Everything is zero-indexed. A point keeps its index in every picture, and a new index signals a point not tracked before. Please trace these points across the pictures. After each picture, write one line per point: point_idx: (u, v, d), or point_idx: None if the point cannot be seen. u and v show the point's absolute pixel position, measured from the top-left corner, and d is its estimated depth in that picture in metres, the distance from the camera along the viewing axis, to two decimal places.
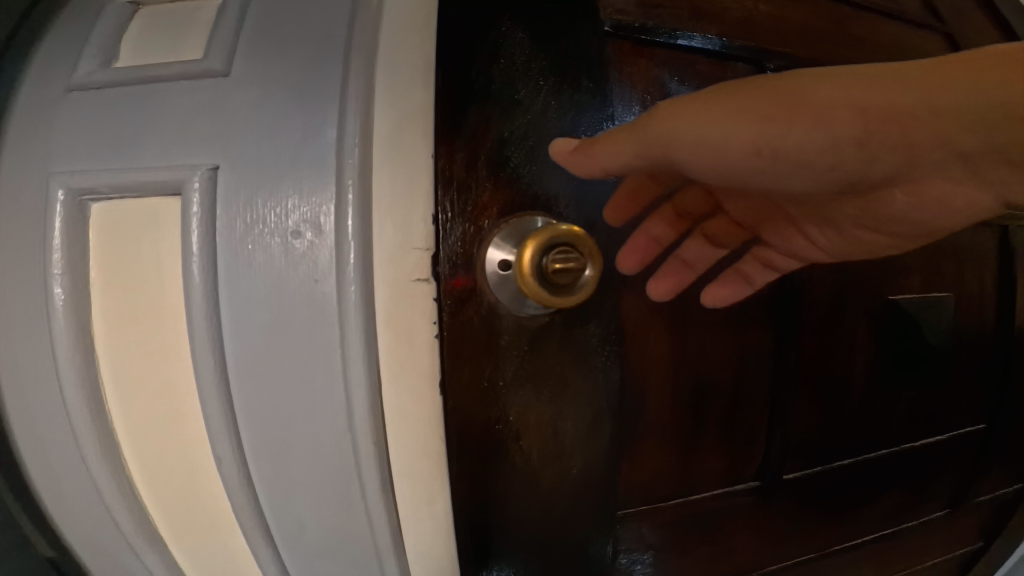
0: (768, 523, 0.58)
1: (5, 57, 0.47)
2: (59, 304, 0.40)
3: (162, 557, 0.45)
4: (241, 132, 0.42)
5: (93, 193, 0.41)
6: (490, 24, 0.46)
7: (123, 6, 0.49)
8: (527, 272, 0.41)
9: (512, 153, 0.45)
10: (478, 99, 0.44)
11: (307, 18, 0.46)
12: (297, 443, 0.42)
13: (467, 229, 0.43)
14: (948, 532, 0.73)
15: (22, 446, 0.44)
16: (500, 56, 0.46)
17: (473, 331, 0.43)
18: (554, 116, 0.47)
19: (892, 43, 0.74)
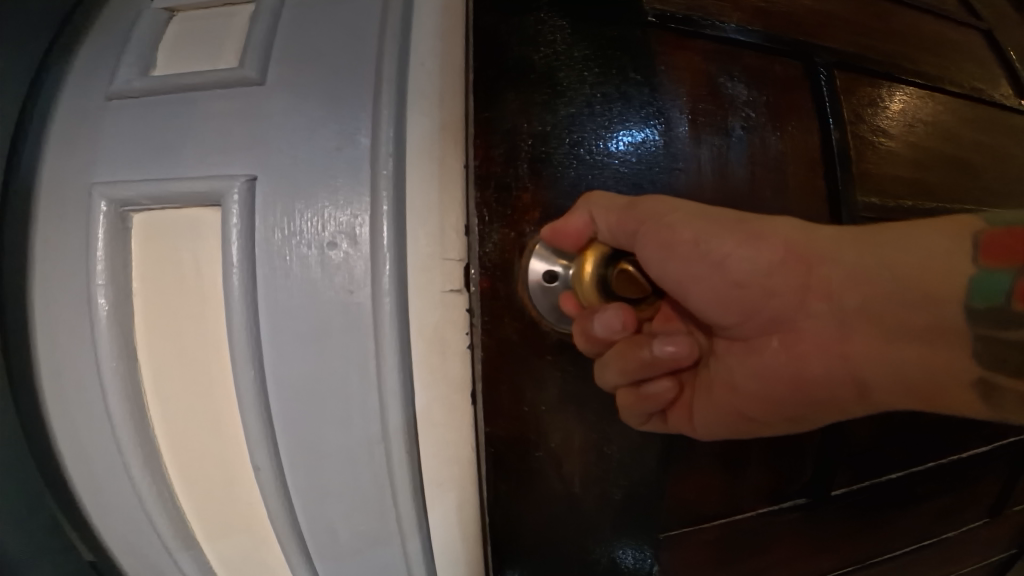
0: (812, 538, 0.57)
1: (46, 68, 0.48)
2: (101, 313, 0.41)
3: (196, 558, 0.46)
4: (277, 142, 0.43)
5: (133, 204, 0.42)
6: (529, 13, 0.48)
7: (159, 13, 0.51)
8: (589, 255, 0.44)
9: (555, 147, 0.45)
10: (516, 88, 0.45)
11: (340, 23, 0.47)
12: (332, 450, 0.42)
13: (501, 243, 0.42)
14: (988, 542, 0.73)
15: (63, 450, 0.45)
16: (540, 44, 0.47)
17: (510, 344, 0.42)
18: (598, 107, 0.47)
19: (936, 39, 0.73)
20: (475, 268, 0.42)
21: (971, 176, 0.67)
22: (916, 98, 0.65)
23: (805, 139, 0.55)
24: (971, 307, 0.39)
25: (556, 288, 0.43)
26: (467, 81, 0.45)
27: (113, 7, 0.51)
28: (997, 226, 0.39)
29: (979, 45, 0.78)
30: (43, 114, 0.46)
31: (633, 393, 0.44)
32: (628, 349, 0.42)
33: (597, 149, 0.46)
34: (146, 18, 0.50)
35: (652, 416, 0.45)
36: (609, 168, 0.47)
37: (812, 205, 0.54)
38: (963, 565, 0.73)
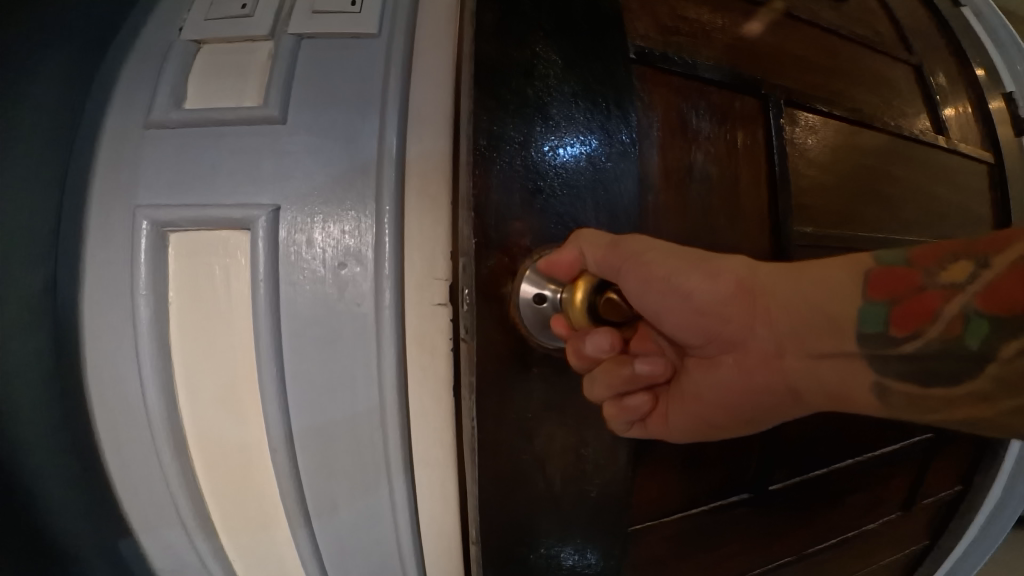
0: (755, 527, 0.69)
1: (91, 96, 0.55)
2: (143, 317, 0.48)
3: (213, 543, 0.54)
4: (295, 175, 0.51)
5: (172, 225, 0.49)
6: (526, 50, 0.54)
7: (188, 44, 0.58)
8: (579, 284, 0.48)
9: (546, 179, 0.52)
10: (514, 121, 0.52)
11: (351, 72, 0.55)
12: (339, 437, 0.51)
13: (491, 270, 0.49)
14: (899, 531, 0.88)
15: (98, 431, 0.52)
16: (535, 80, 0.54)
17: (499, 350, 0.50)
18: (583, 140, 0.54)
19: (873, 70, 0.87)
20: (467, 289, 0.49)
21: (880, 214, 0.81)
22: (845, 143, 0.77)
23: (748, 178, 0.66)
24: (862, 335, 0.45)
25: (546, 309, 0.50)
26: (474, 105, 0.51)
27: (144, 40, 0.58)
28: (882, 265, 0.44)
29: (910, 75, 0.93)
30: (88, 139, 0.54)
31: (616, 406, 0.53)
32: (612, 368, 0.50)
33: (581, 176, 0.54)
34: (177, 49, 0.57)
35: (634, 423, 0.55)
36: (591, 198, 0.54)
37: (750, 235, 0.66)
38: (879, 552, 0.87)
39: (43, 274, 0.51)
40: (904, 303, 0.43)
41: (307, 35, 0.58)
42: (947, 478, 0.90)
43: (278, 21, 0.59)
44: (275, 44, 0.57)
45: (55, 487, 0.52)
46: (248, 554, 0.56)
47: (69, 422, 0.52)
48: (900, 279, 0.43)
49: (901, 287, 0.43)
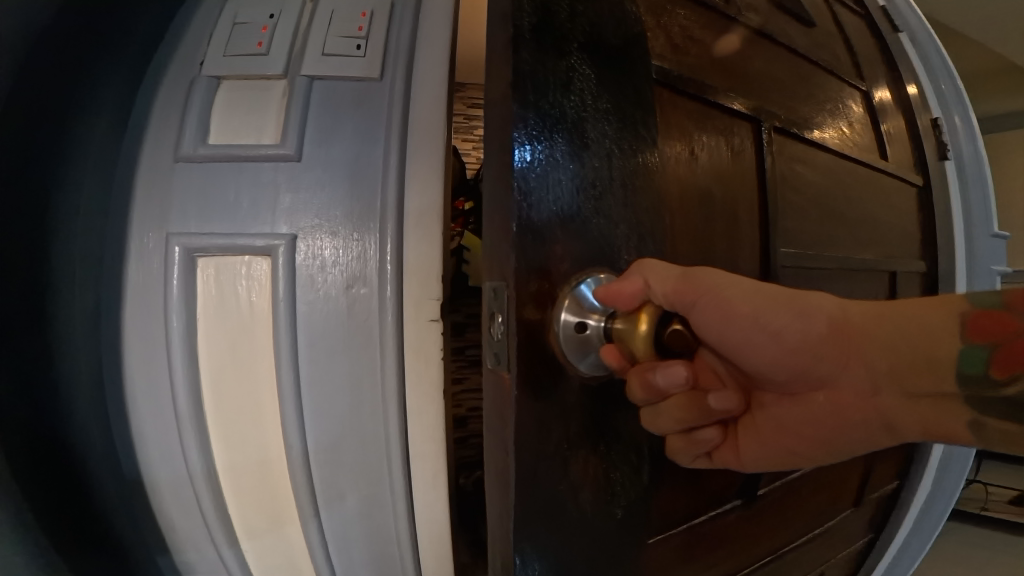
0: (746, 529, 0.80)
1: (127, 132, 0.62)
2: (177, 331, 0.57)
3: (237, 555, 0.62)
4: (308, 207, 0.59)
5: (202, 251, 0.57)
6: (561, 54, 0.46)
7: (209, 80, 0.64)
8: (644, 316, 0.43)
9: (583, 205, 0.46)
10: (551, 140, 0.44)
11: (357, 115, 0.63)
12: (347, 435, 0.59)
13: (530, 299, 0.42)
14: (853, 523, 1.04)
15: (136, 430, 0.59)
16: (571, 91, 0.46)
17: (538, 384, 0.43)
18: (617, 165, 0.49)
19: (833, 95, 1.03)
20: (500, 318, 0.42)
21: (851, 239, 0.99)
22: (808, 165, 0.90)
23: (729, 200, 0.74)
24: (963, 374, 0.47)
25: (589, 337, 0.44)
26: (509, 116, 0.43)
27: (170, 80, 0.65)
28: (981, 309, 0.46)
29: (858, 100, 1.10)
30: (126, 173, 0.61)
31: (686, 440, 0.61)
32: (688, 406, 0.54)
33: (614, 205, 0.48)
34: (200, 86, 0.64)
35: (699, 456, 0.64)
36: (625, 227, 0.49)
37: (739, 251, 0.75)
38: (841, 546, 1.02)
39: (89, 297, 0.58)
40: (1007, 347, 0.45)
41: (318, 76, 0.65)
42: (890, 474, 1.07)
43: (291, 61, 0.66)
44: (289, 83, 0.65)
45: (95, 480, 0.60)
46: (258, 545, 0.62)
47: (111, 421, 0.60)
48: (1003, 324, 0.45)
49: (1005, 331, 0.45)
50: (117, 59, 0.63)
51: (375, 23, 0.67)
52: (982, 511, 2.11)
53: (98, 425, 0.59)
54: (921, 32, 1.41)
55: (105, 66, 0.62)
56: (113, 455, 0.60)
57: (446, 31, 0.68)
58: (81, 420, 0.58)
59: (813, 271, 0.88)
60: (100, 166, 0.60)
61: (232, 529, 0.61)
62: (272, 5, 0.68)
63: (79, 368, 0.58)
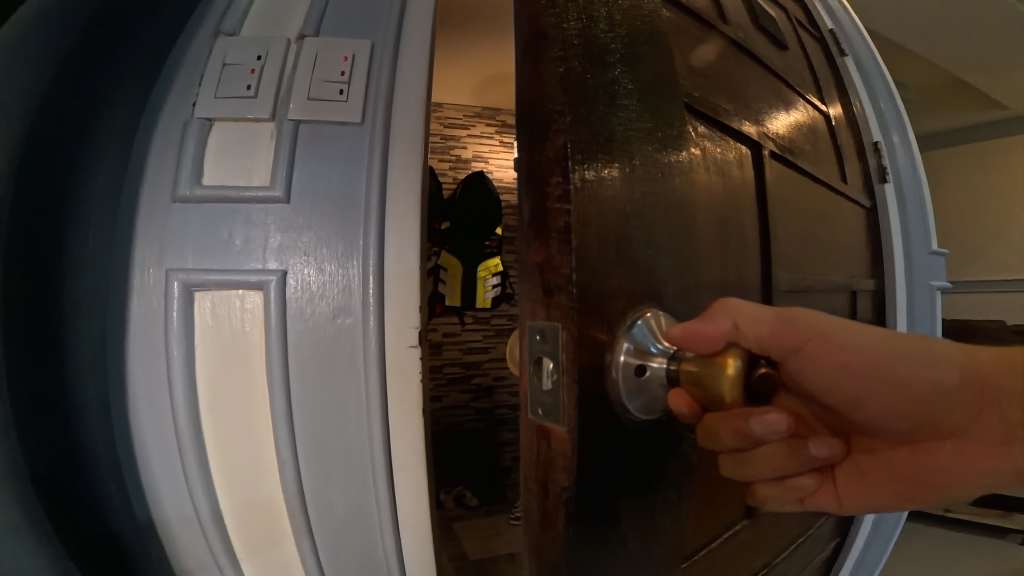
0: (747, 543, 0.91)
1: (130, 171, 0.67)
2: (178, 358, 0.62)
3: (237, 567, 0.67)
4: (298, 246, 0.65)
5: (199, 285, 0.63)
6: (606, 73, 0.50)
7: (202, 122, 0.69)
8: (730, 360, 0.46)
9: (631, 224, 0.49)
10: (604, 156, 0.47)
11: (339, 158, 0.69)
12: (335, 450, 0.65)
13: (581, 339, 0.44)
14: (822, 528, 1.17)
15: (140, 449, 0.64)
16: (617, 108, 0.50)
17: (588, 417, 0.45)
18: (658, 185, 0.52)
19: (801, 116, 1.14)
20: (552, 363, 0.45)
21: (829, 260, 1.13)
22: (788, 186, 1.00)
23: (733, 226, 0.79)
24: None
25: (648, 378, 0.47)
26: (562, 128, 0.45)
27: (165, 119, 0.69)
28: None
29: (821, 120, 1.23)
30: (130, 211, 0.65)
31: (780, 486, 0.73)
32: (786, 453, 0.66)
33: (657, 227, 0.51)
34: (193, 128, 0.68)
35: (793, 500, 0.74)
36: (665, 249, 0.52)
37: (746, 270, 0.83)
38: (814, 549, 1.14)
39: (98, 328, 0.63)
40: None
41: (304, 120, 0.69)
42: None
43: (278, 103, 0.70)
44: (277, 124, 0.69)
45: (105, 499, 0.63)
46: (252, 554, 0.68)
47: (118, 440, 0.64)
48: None
49: None
50: (119, 98, 0.66)
51: (356, 68, 0.73)
52: (945, 513, 2.67)
53: (109, 445, 0.64)
54: (863, 53, 1.53)
55: (105, 103, 0.65)
56: (120, 473, 0.65)
57: (422, 78, 0.74)
58: (88, 444, 0.62)
59: (794, 290, 0.97)
60: (105, 203, 0.64)
61: (229, 540, 0.66)
62: (259, 47, 0.72)
63: (87, 394, 0.62)
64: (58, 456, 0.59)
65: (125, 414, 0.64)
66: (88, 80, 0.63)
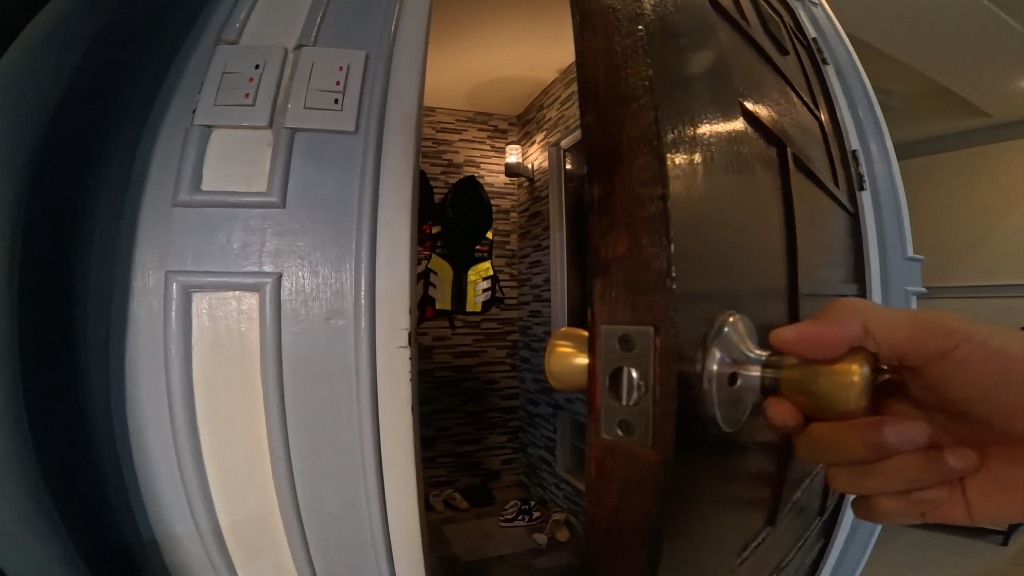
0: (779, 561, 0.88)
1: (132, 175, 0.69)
2: (175, 357, 0.65)
3: (229, 560, 0.70)
4: (294, 250, 0.68)
5: (197, 287, 0.66)
6: (677, 57, 0.47)
7: (202, 130, 0.71)
8: (852, 367, 0.43)
9: (708, 216, 0.45)
10: (688, 141, 0.43)
11: (334, 166, 0.72)
12: (328, 446, 0.68)
13: (674, 346, 0.37)
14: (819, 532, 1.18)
15: (140, 445, 0.67)
16: (690, 94, 0.47)
17: (677, 440, 0.37)
18: (723, 180, 0.49)
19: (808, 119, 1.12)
20: (636, 373, 0.37)
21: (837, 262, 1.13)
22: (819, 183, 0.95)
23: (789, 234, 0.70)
24: None
25: (738, 388, 0.42)
26: (646, 103, 0.40)
27: (168, 128, 0.71)
28: None
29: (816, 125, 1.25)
30: (134, 215, 0.67)
31: (907, 500, 0.65)
32: (925, 463, 0.59)
33: (725, 223, 0.48)
34: (193, 135, 0.70)
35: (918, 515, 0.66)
36: (730, 248, 0.48)
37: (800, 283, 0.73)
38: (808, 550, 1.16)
39: (100, 329, 0.64)
40: None
41: (301, 129, 0.72)
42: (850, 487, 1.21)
43: (276, 113, 0.73)
44: (275, 132, 0.72)
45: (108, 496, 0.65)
46: (246, 547, 0.70)
47: (119, 437, 0.66)
48: None
49: None
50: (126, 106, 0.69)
51: (351, 77, 0.76)
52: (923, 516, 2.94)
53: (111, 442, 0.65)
54: (847, 65, 1.60)
55: (112, 111, 0.67)
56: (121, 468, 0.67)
57: (415, 89, 0.77)
58: (93, 444, 0.63)
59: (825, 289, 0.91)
60: (108, 208, 0.66)
61: (223, 533, 0.69)
62: (257, 56, 0.75)
63: (91, 394, 0.63)
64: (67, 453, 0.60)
65: (125, 412, 0.66)
66: (97, 88, 0.65)
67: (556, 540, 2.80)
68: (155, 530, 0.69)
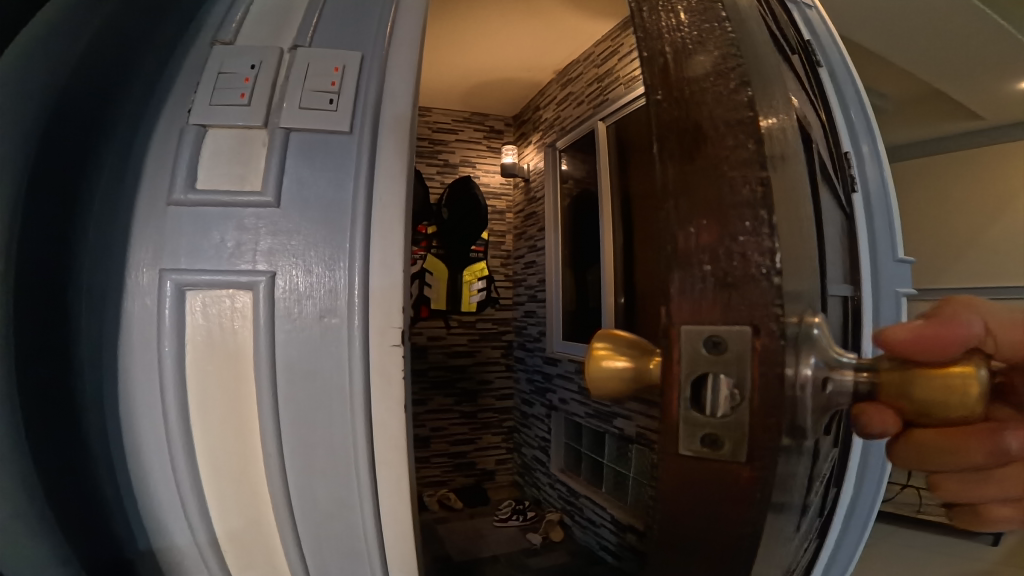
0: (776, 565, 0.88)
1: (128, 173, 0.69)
2: (168, 354, 0.65)
3: (221, 556, 0.70)
4: (287, 249, 0.68)
5: (191, 285, 0.66)
6: (744, 42, 0.43)
7: (196, 129, 0.71)
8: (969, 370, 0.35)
9: (789, 206, 0.40)
10: (771, 125, 0.39)
11: (328, 166, 0.72)
12: (319, 444, 0.69)
13: (775, 349, 0.31)
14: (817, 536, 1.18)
15: (133, 442, 0.67)
16: (762, 81, 0.43)
17: (769, 454, 0.32)
18: (795, 173, 0.45)
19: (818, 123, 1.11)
20: (727, 379, 0.31)
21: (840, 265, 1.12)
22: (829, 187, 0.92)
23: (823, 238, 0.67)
24: None
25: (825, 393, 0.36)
26: (723, 88, 0.37)
27: (163, 128, 0.72)
28: None
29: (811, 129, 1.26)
30: (128, 213, 0.68)
31: None
32: None
33: (801, 218, 0.43)
34: (188, 134, 0.71)
35: None
36: (808, 245, 0.43)
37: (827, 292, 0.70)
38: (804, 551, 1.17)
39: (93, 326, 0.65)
40: None
41: (295, 129, 0.73)
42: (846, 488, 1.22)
43: (271, 112, 0.73)
44: (269, 132, 0.72)
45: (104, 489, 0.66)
46: (239, 543, 0.70)
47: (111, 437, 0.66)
48: None
49: None
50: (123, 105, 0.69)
51: (346, 78, 0.77)
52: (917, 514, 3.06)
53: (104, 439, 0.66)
54: (840, 69, 1.62)
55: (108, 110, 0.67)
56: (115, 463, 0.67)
57: (409, 92, 0.79)
58: (86, 442, 0.63)
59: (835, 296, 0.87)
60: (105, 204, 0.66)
61: (216, 529, 0.69)
62: (253, 56, 0.76)
63: (85, 392, 0.63)
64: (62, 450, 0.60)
65: (116, 409, 0.66)
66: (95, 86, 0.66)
67: (550, 540, 2.78)
68: (152, 542, 0.69)
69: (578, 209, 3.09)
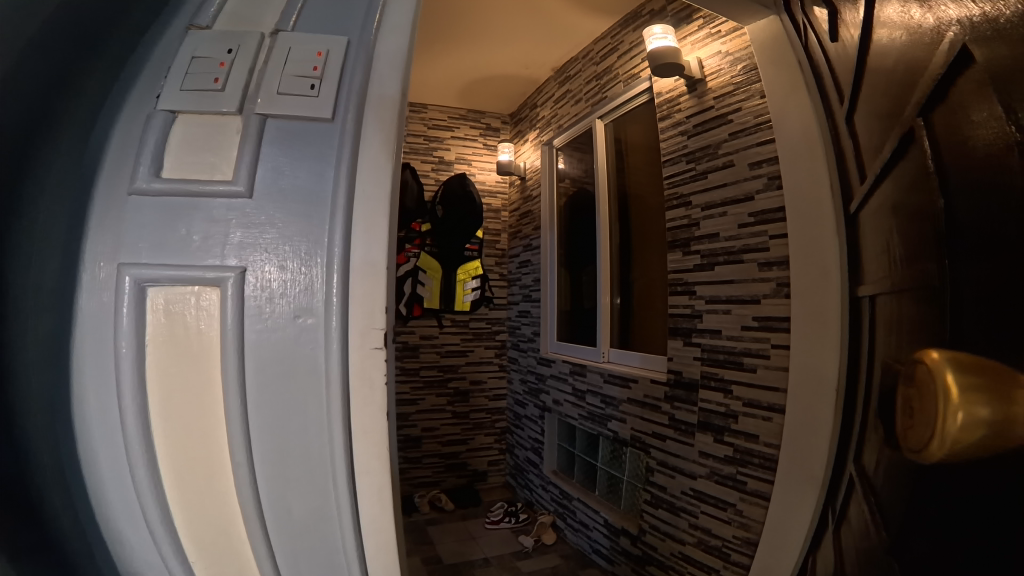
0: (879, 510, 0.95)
1: (86, 161, 0.63)
2: (125, 357, 0.60)
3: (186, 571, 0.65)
4: (261, 244, 0.64)
5: (152, 281, 0.61)
6: None
7: (163, 113, 0.66)
8: None
9: None
10: None
11: (306, 156, 0.67)
12: (293, 453, 0.64)
13: None
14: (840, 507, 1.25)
15: (90, 452, 0.62)
16: None
17: None
18: None
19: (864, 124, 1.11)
20: None
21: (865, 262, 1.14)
22: (876, 190, 1.04)
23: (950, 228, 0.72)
24: None
25: None
26: None
27: (126, 113, 0.66)
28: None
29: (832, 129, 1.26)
30: (85, 204, 0.62)
31: None
32: None
33: None
34: (152, 118, 0.65)
35: None
36: None
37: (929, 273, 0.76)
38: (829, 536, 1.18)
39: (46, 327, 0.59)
40: None
41: (272, 115, 0.68)
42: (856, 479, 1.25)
43: (246, 98, 0.68)
44: (244, 118, 0.67)
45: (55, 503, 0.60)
46: (207, 556, 0.65)
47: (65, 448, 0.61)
48: None
49: None
50: (82, 86, 0.64)
51: (330, 63, 0.71)
52: None
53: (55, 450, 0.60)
54: None
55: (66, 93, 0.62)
56: (69, 475, 0.62)
57: (397, 79, 0.74)
58: (33, 451, 0.58)
59: (892, 295, 0.98)
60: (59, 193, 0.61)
61: (181, 543, 0.64)
62: (231, 40, 0.70)
63: (32, 396, 0.58)
64: (10, 462, 0.55)
65: (71, 416, 0.62)
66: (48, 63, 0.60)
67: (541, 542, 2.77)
68: (113, 555, 0.65)
69: (575, 208, 3.05)
